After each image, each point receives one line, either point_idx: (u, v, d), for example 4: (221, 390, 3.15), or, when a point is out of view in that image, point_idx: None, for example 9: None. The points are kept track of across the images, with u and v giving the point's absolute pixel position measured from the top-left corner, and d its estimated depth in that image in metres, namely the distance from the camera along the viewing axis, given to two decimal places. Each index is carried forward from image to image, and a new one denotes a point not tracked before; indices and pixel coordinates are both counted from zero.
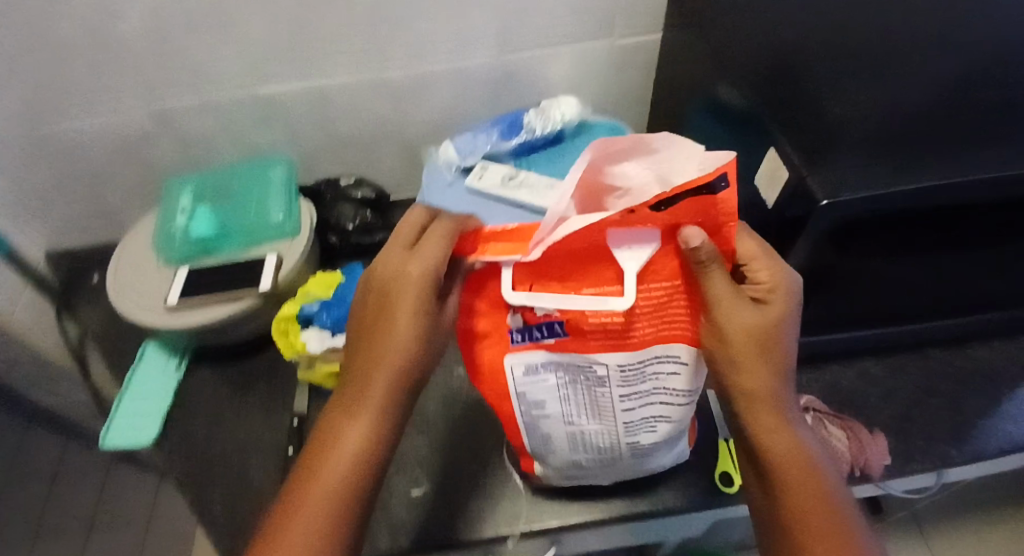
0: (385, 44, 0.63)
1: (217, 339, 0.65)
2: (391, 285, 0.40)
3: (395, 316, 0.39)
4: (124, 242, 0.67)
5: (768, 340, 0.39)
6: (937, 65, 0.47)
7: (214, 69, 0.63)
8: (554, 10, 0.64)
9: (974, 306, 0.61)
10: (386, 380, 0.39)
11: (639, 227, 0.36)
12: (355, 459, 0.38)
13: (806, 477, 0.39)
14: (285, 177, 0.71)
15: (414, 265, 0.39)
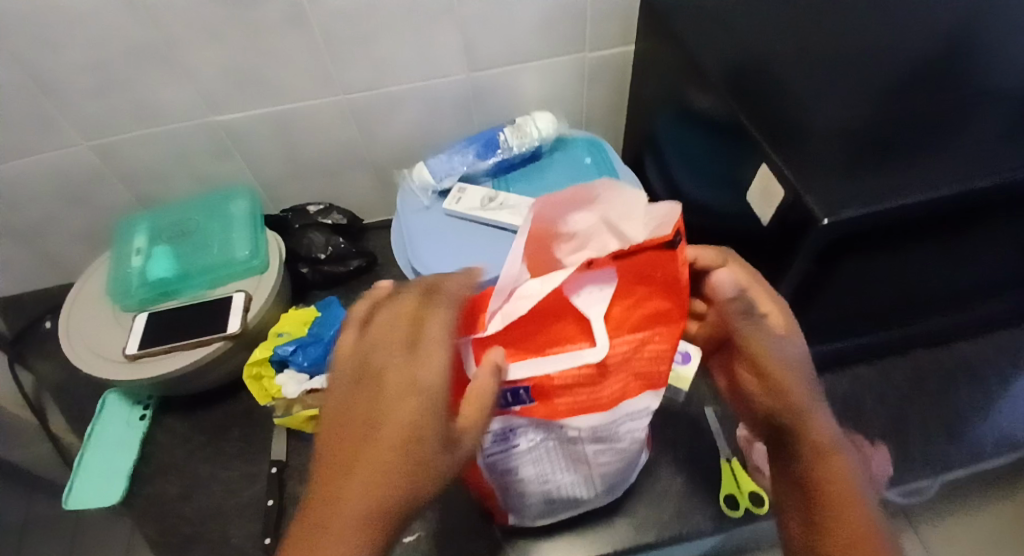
0: (346, 67, 0.61)
1: (183, 388, 0.60)
2: (380, 393, 0.30)
3: (391, 431, 0.29)
4: (74, 289, 0.62)
5: (794, 356, 0.39)
6: (900, 81, 0.48)
7: (163, 99, 0.59)
8: (521, 26, 0.62)
9: (962, 305, 0.61)
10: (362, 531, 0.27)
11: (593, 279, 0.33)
12: None
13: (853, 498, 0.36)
14: (248, 208, 0.67)
15: (420, 368, 0.31)
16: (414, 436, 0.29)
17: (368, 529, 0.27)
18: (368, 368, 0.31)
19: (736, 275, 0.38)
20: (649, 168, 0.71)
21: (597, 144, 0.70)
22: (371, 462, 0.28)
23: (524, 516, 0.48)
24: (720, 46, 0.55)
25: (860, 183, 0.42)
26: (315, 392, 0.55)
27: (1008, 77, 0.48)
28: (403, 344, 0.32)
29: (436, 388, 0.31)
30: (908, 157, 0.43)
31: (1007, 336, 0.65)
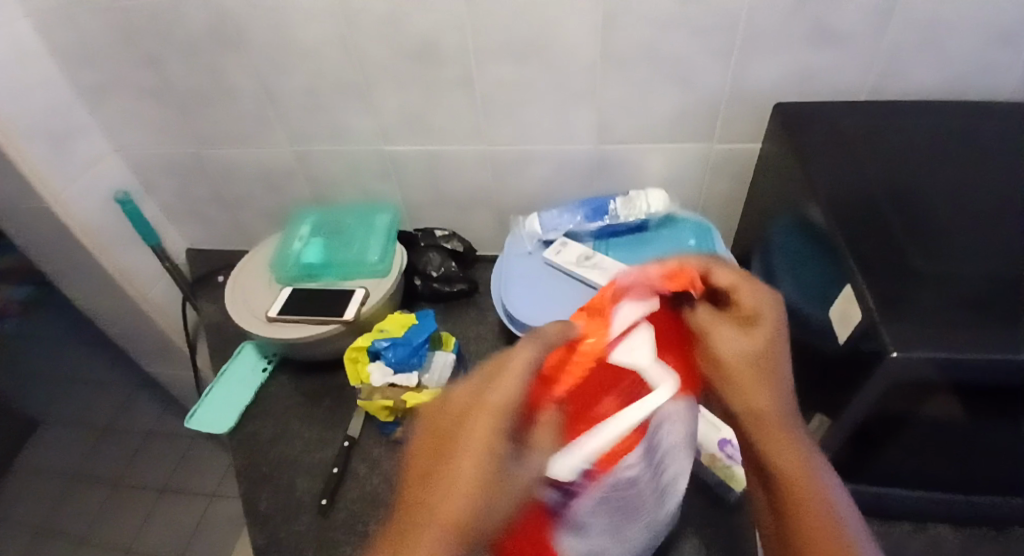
0: (494, 124, 0.71)
1: (300, 355, 0.72)
2: (467, 417, 0.36)
3: (464, 448, 0.34)
4: (248, 255, 0.78)
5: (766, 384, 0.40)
6: (1005, 240, 0.47)
7: (350, 124, 0.73)
8: (652, 113, 0.68)
9: None
10: (439, 529, 0.32)
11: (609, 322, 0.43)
12: None
13: (808, 494, 0.38)
14: (388, 222, 0.79)
15: (491, 397, 0.36)
16: (485, 455, 0.34)
17: (453, 529, 0.32)
18: (464, 402, 0.37)
19: (726, 276, 0.41)
20: (753, 264, 0.71)
21: (703, 230, 0.72)
22: (455, 465, 0.34)
23: None
24: (842, 164, 0.56)
25: (940, 327, 0.41)
26: (394, 385, 0.64)
27: None
28: (488, 381, 0.37)
29: (503, 409, 0.35)
30: (1002, 312, 0.42)
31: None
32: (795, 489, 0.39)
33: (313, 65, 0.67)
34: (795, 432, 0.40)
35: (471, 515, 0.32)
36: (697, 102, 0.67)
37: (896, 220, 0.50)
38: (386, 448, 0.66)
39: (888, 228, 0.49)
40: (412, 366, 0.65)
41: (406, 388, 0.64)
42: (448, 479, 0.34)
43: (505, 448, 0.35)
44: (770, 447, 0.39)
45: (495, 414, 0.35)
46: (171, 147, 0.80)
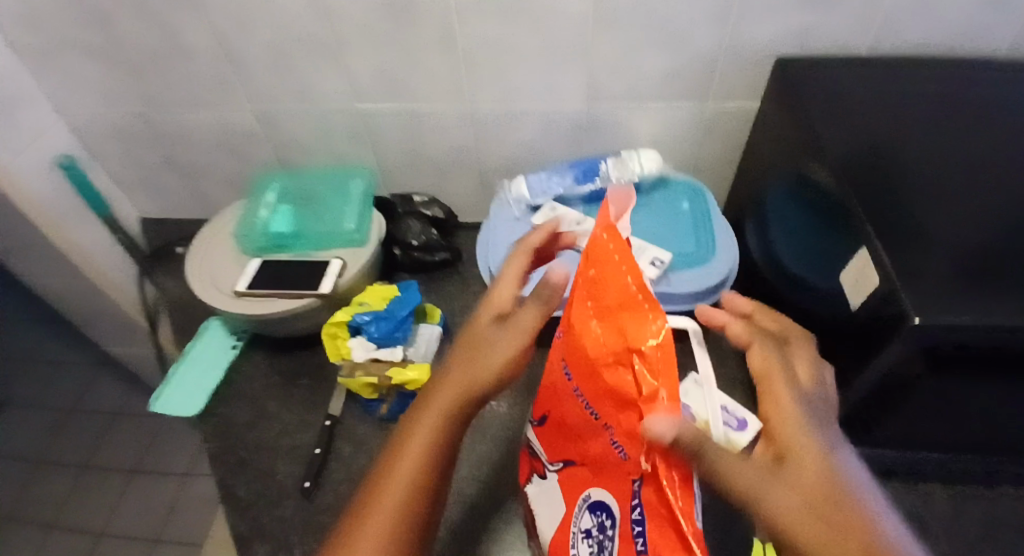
0: (475, 82, 0.66)
1: (271, 331, 0.67)
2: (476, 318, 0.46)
3: (470, 334, 0.44)
4: (210, 224, 0.72)
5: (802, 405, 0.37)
6: (1014, 200, 0.45)
7: (320, 84, 0.67)
8: (644, 70, 0.64)
9: None
10: (450, 392, 0.41)
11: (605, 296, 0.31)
12: (416, 465, 0.39)
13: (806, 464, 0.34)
14: (363, 188, 0.74)
15: (494, 300, 0.46)
16: (481, 336, 0.44)
17: (459, 389, 0.41)
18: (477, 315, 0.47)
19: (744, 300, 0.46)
20: (746, 228, 0.69)
21: (697, 193, 0.69)
22: (462, 347, 0.44)
23: None
24: (848, 122, 0.53)
25: (962, 293, 0.40)
26: (378, 361, 0.61)
27: None
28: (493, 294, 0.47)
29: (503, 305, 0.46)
30: (1018, 276, 0.41)
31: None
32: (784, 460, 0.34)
33: (275, 18, 0.61)
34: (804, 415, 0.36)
35: (469, 384, 0.41)
36: (693, 58, 0.63)
37: (905, 181, 0.47)
38: (371, 427, 0.63)
39: (897, 189, 0.47)
40: (398, 340, 0.62)
41: (391, 363, 0.61)
42: (467, 353, 0.43)
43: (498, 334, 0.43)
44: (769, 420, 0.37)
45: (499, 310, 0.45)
46: (115, 109, 0.72)
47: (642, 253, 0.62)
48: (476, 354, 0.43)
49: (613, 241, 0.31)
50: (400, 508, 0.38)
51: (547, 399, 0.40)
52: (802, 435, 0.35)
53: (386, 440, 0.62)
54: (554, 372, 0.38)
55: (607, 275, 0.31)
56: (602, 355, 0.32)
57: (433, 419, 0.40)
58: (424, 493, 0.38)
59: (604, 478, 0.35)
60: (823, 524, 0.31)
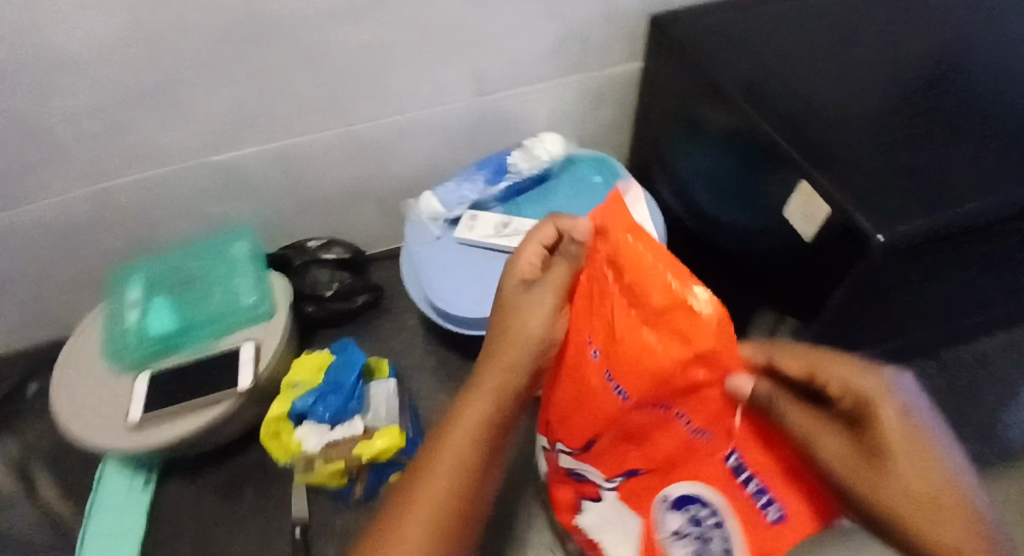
0: (352, 102, 0.58)
1: (190, 452, 0.55)
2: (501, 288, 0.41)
3: (501, 307, 0.41)
4: (67, 347, 0.58)
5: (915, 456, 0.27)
6: (910, 97, 0.49)
7: (160, 140, 0.55)
8: (528, 51, 0.61)
9: (995, 308, 0.59)
10: (494, 370, 0.39)
11: (642, 294, 0.29)
12: (470, 440, 0.38)
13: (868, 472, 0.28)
14: (249, 251, 0.64)
15: (517, 270, 0.41)
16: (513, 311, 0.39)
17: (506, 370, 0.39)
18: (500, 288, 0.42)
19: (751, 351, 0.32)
20: (659, 186, 0.70)
21: (605, 164, 0.68)
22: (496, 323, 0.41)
23: None
24: (742, 60, 0.54)
25: (906, 201, 0.41)
26: (338, 442, 0.52)
27: (1016, 83, 0.49)
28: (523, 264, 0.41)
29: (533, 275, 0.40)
30: (948, 167, 0.43)
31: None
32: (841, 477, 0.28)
33: (91, 77, 0.49)
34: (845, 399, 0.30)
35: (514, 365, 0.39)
36: (573, 29, 0.60)
37: (815, 104, 0.49)
38: (350, 515, 0.55)
39: (813, 115, 0.48)
40: (353, 411, 0.54)
41: (353, 440, 0.52)
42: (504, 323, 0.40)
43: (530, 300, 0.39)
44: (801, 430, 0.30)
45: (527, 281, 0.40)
46: None
47: None
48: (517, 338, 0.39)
49: (637, 241, 0.29)
50: (458, 478, 0.37)
51: (585, 421, 0.38)
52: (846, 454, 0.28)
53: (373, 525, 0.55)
54: (589, 390, 0.36)
55: (641, 276, 0.28)
56: (668, 361, 0.29)
57: (468, 426, 0.38)
58: (472, 474, 0.37)
59: (686, 466, 0.35)
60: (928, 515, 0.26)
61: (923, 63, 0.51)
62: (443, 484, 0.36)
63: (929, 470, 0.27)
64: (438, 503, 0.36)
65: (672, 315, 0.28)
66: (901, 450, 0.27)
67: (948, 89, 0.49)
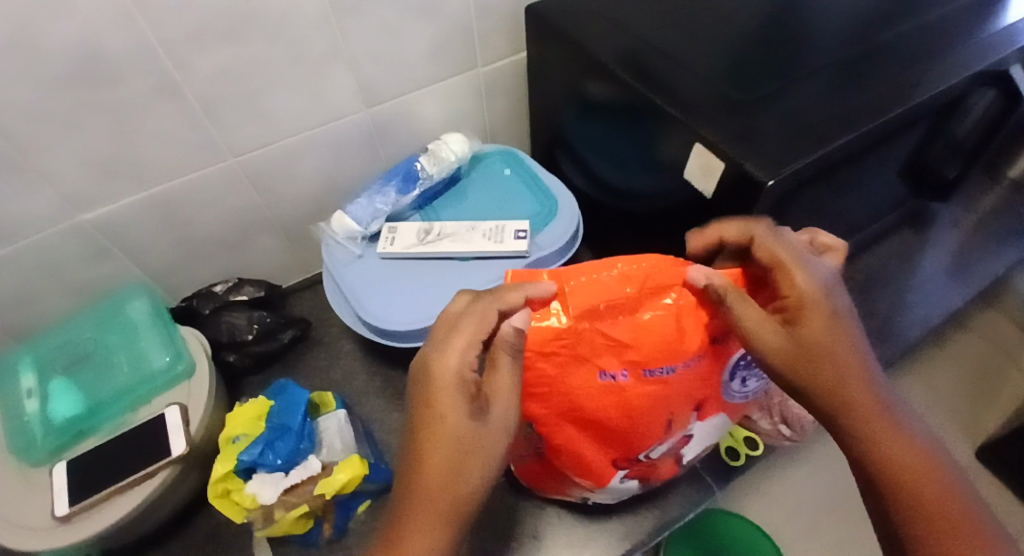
0: (232, 133, 0.55)
1: (129, 536, 0.50)
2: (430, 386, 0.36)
3: (437, 415, 0.35)
4: None
5: (836, 316, 0.37)
6: (761, 48, 0.54)
7: (15, 208, 0.49)
8: (410, 56, 0.60)
9: (869, 222, 0.67)
10: (453, 488, 0.34)
11: (588, 305, 0.40)
12: None
13: (838, 363, 0.36)
14: (149, 307, 0.58)
15: (453, 362, 0.36)
16: (463, 401, 0.35)
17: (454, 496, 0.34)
18: (427, 376, 0.36)
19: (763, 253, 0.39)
20: (564, 166, 0.72)
21: (510, 154, 0.69)
22: (435, 440, 0.34)
23: (717, 429, 0.51)
24: (616, 38, 0.57)
25: (786, 144, 0.45)
26: (297, 487, 0.49)
27: (849, 24, 0.55)
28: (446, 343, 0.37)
29: (465, 355, 0.37)
30: (809, 108, 0.48)
31: (910, 235, 0.73)
32: (826, 369, 0.36)
33: None
34: (824, 303, 0.37)
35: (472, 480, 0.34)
36: (450, 28, 0.60)
37: (686, 70, 0.53)
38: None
39: (686, 80, 0.52)
40: (306, 452, 0.51)
41: (314, 479, 0.50)
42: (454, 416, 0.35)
43: (472, 398, 0.36)
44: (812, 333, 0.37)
45: (461, 378, 0.36)
46: None
47: (503, 231, 0.60)
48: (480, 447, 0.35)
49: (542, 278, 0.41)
50: None
51: (646, 423, 0.44)
52: (839, 345, 0.36)
53: None
54: (585, 394, 0.42)
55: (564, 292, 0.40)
56: (673, 315, 0.41)
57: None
58: None
59: (709, 386, 0.46)
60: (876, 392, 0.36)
61: (768, 18, 0.57)
62: None
63: (854, 341, 0.37)
64: None
65: (608, 308, 0.40)
66: (815, 313, 0.37)
67: (799, 36, 0.54)
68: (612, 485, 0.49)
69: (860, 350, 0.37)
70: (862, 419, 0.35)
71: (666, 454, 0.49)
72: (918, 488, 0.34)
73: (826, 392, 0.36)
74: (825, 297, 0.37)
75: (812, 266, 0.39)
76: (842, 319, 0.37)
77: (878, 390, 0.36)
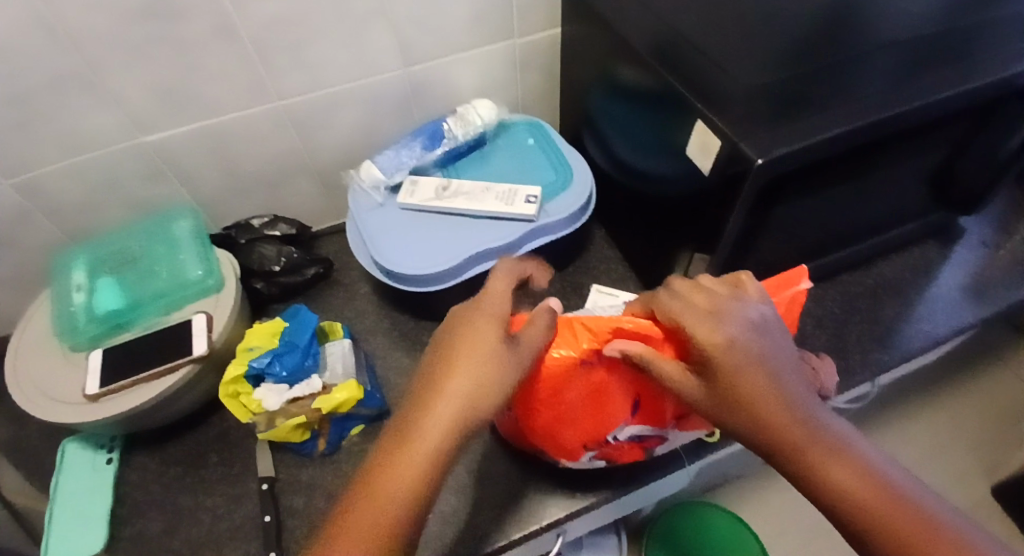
0: (278, 76, 0.60)
1: (149, 422, 0.57)
2: (470, 306, 0.45)
3: (471, 320, 0.43)
4: (20, 330, 0.59)
5: (748, 362, 0.39)
6: (784, 35, 0.54)
7: (83, 123, 0.56)
8: (448, 20, 0.63)
9: (886, 226, 0.66)
10: (472, 365, 0.40)
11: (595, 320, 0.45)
12: (443, 430, 0.38)
13: (756, 403, 0.38)
14: (191, 227, 0.64)
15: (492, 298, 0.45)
16: (492, 314, 0.43)
17: (476, 373, 0.40)
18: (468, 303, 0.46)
19: (673, 307, 0.43)
20: (586, 143, 0.74)
21: (535, 126, 0.73)
22: (465, 333, 0.42)
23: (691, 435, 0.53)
24: (645, 15, 0.59)
25: (784, 128, 0.46)
26: (298, 399, 0.55)
27: (880, 20, 0.55)
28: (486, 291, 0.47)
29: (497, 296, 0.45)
30: (817, 99, 0.48)
31: (933, 248, 0.72)
32: (745, 405, 0.38)
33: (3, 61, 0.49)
34: (732, 346, 0.39)
35: (491, 363, 0.40)
36: None
37: (704, 49, 0.54)
38: (315, 467, 0.59)
39: (703, 58, 0.53)
40: (310, 370, 0.57)
41: (314, 396, 0.55)
42: (486, 319, 0.43)
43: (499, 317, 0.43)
44: (722, 377, 0.39)
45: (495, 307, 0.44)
46: None
47: (515, 195, 0.63)
48: (500, 339, 0.41)
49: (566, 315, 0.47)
50: (425, 468, 0.37)
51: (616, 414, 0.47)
52: (753, 383, 0.38)
53: (338, 473, 0.58)
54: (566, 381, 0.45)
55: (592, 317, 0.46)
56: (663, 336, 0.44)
57: (450, 417, 0.38)
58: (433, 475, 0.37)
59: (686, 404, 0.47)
60: (805, 422, 0.38)
61: (799, 6, 0.57)
62: (411, 465, 0.37)
63: (769, 380, 0.39)
64: (402, 491, 0.37)
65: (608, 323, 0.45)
66: (721, 360, 0.39)
67: (827, 27, 0.54)
68: (578, 459, 0.51)
69: (770, 386, 0.39)
70: (788, 443, 0.37)
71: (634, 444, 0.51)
72: (889, 522, 0.35)
73: (751, 427, 0.38)
74: (742, 346, 0.39)
75: (729, 312, 0.41)
76: (759, 366, 0.39)
77: (801, 414, 0.38)
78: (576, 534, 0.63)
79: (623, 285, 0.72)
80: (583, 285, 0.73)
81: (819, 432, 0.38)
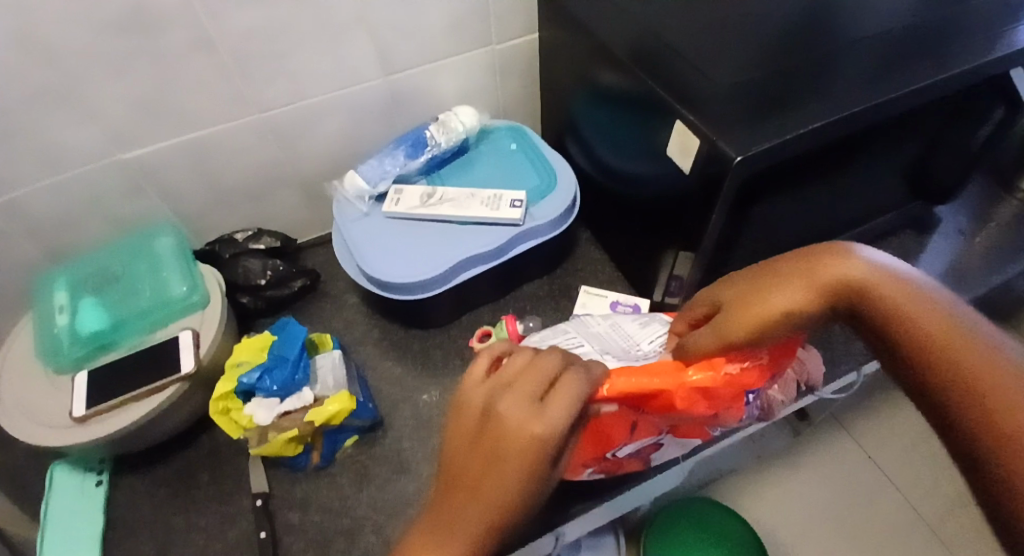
0: (259, 89, 0.60)
1: (139, 442, 0.56)
2: (516, 365, 0.37)
3: (514, 383, 0.36)
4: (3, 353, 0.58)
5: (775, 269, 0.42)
6: (759, 34, 0.55)
7: (64, 142, 0.55)
8: (427, 28, 0.64)
9: (864, 217, 0.68)
10: (522, 442, 0.33)
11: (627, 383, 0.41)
12: (498, 504, 0.33)
13: (798, 285, 0.39)
14: (174, 244, 0.64)
15: (541, 359, 0.37)
16: (539, 374, 0.36)
17: (525, 450, 0.33)
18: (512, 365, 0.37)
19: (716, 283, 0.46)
20: (568, 146, 0.74)
21: (517, 131, 0.73)
22: (511, 401, 0.35)
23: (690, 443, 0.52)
24: (623, 19, 0.59)
25: (761, 125, 0.47)
26: (289, 413, 0.54)
27: (850, 17, 0.56)
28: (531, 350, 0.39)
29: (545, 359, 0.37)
30: (793, 95, 0.49)
31: (910, 237, 0.74)
32: (788, 289, 0.40)
33: None
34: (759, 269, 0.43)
35: (540, 442, 0.33)
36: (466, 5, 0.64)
37: (683, 50, 0.55)
38: (308, 480, 0.58)
39: (682, 59, 0.54)
40: (301, 383, 0.56)
41: (306, 408, 0.54)
42: (529, 379, 0.36)
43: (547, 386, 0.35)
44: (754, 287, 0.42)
45: (542, 364, 0.37)
46: None
47: (500, 200, 0.64)
48: (550, 406, 0.34)
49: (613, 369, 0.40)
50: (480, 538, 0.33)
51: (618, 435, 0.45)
52: (780, 288, 0.40)
53: (331, 486, 0.58)
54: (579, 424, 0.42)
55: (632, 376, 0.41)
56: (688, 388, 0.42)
57: (510, 488, 0.33)
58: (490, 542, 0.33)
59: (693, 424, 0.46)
60: (904, 292, 0.36)
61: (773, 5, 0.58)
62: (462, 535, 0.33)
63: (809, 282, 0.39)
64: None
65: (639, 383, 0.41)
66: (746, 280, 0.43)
67: (800, 25, 0.56)
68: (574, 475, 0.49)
69: (838, 270, 0.38)
70: (876, 306, 0.36)
71: (631, 455, 0.50)
72: (968, 380, 0.31)
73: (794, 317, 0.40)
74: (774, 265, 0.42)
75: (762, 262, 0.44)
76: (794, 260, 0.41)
77: (891, 281, 0.37)
78: (573, 536, 0.63)
79: (610, 285, 0.73)
80: (571, 287, 0.73)
81: (919, 301, 0.35)
